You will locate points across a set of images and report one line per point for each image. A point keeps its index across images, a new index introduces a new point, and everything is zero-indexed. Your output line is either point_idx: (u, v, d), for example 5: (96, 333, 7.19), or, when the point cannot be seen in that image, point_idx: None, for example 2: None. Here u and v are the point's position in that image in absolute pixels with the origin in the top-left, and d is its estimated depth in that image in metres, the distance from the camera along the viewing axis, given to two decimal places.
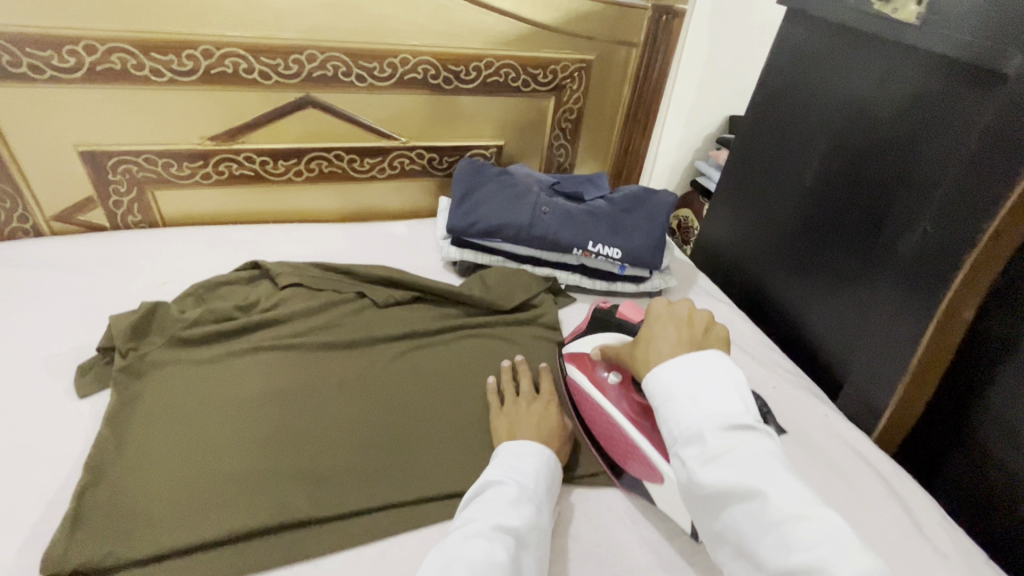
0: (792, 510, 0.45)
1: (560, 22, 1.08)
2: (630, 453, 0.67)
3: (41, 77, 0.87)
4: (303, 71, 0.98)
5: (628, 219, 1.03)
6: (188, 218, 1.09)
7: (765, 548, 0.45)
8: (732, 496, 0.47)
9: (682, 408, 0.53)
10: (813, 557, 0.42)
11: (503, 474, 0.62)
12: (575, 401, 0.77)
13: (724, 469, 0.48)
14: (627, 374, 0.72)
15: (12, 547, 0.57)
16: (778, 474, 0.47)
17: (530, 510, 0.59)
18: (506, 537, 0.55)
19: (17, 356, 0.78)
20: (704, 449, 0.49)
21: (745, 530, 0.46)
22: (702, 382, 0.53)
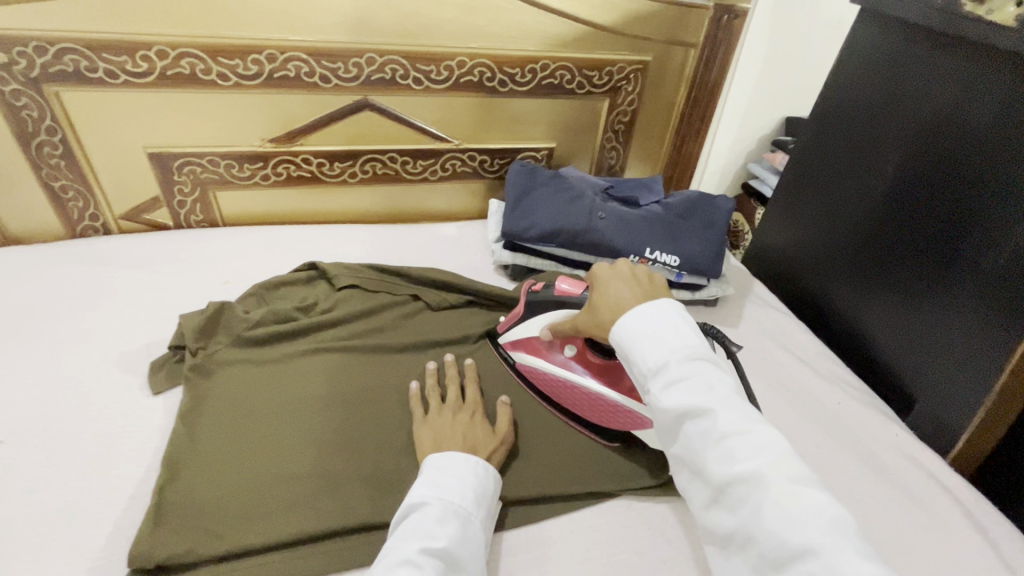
0: (739, 427, 0.48)
1: (619, 23, 1.05)
2: (612, 411, 0.76)
3: (116, 81, 0.90)
4: (362, 74, 0.98)
5: (687, 227, 1.00)
6: (247, 217, 1.11)
7: (716, 461, 0.48)
8: (687, 416, 0.51)
9: (648, 343, 0.55)
10: (754, 467, 0.46)
11: (426, 493, 0.59)
12: (537, 383, 0.82)
13: (681, 394, 0.51)
14: (580, 343, 0.79)
15: (100, 537, 0.60)
16: (725, 394, 0.50)
17: (458, 527, 0.57)
18: (432, 561, 0.53)
19: (94, 351, 0.81)
20: (666, 378, 0.53)
21: (696, 447, 0.50)
22: (664, 319, 0.56)
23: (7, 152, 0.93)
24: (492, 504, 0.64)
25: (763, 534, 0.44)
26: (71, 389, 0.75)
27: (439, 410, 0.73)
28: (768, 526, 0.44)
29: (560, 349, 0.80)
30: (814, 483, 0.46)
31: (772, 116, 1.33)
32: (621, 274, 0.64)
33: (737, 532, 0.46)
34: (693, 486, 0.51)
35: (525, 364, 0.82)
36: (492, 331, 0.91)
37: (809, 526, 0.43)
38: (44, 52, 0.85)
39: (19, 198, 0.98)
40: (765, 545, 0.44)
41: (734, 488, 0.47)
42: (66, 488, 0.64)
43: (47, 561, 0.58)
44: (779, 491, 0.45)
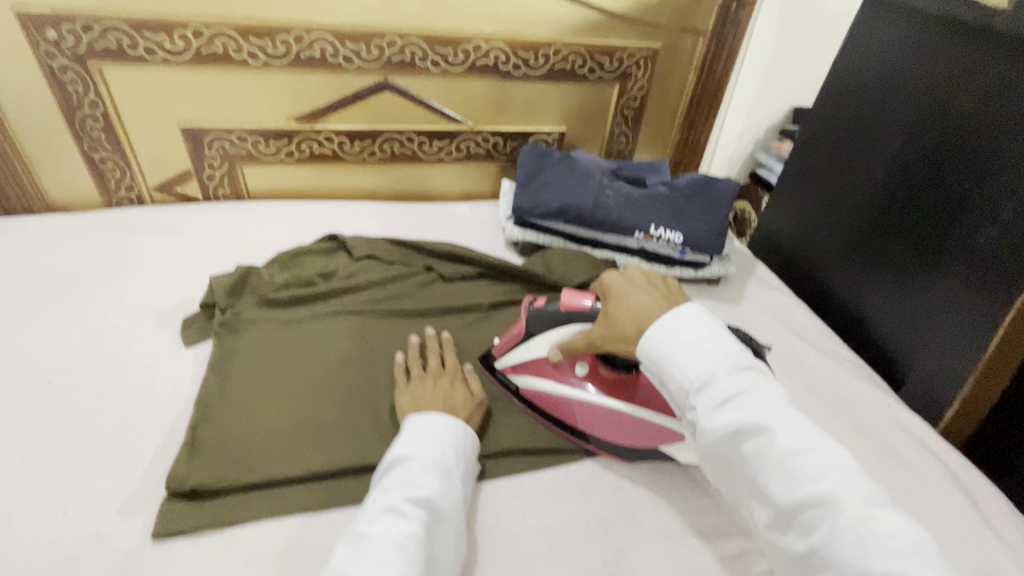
0: (795, 445, 0.53)
1: (630, 10, 1.09)
2: (637, 427, 0.73)
3: (155, 58, 0.96)
4: (383, 56, 1.04)
5: (691, 206, 1.04)
6: (272, 192, 1.17)
7: (776, 480, 0.53)
8: (745, 438, 0.55)
9: (690, 358, 0.59)
10: (820, 489, 0.51)
11: (408, 449, 0.63)
12: (552, 410, 0.77)
13: (735, 413, 0.56)
14: (591, 359, 0.75)
15: (140, 467, 0.66)
16: (780, 415, 0.55)
17: (440, 479, 0.61)
18: (417, 509, 0.57)
19: (130, 307, 0.87)
20: (717, 396, 0.57)
21: (760, 472, 0.54)
22: (703, 334, 0.60)
23: (53, 123, 0.99)
24: (471, 458, 0.68)
25: (837, 556, 0.49)
26: (111, 340, 0.81)
27: (421, 376, 0.76)
28: (840, 547, 0.49)
29: (571, 370, 0.76)
30: (876, 501, 0.51)
31: (780, 105, 1.36)
32: (638, 285, 0.67)
33: (808, 553, 0.51)
34: (754, 506, 0.56)
35: (535, 389, 0.77)
36: (485, 356, 0.82)
37: (883, 546, 0.47)
38: (90, 29, 0.91)
39: (62, 168, 1.05)
40: (840, 566, 0.49)
41: (803, 510, 0.51)
42: (107, 424, 0.70)
43: (93, 483, 0.63)
44: (849, 513, 0.49)
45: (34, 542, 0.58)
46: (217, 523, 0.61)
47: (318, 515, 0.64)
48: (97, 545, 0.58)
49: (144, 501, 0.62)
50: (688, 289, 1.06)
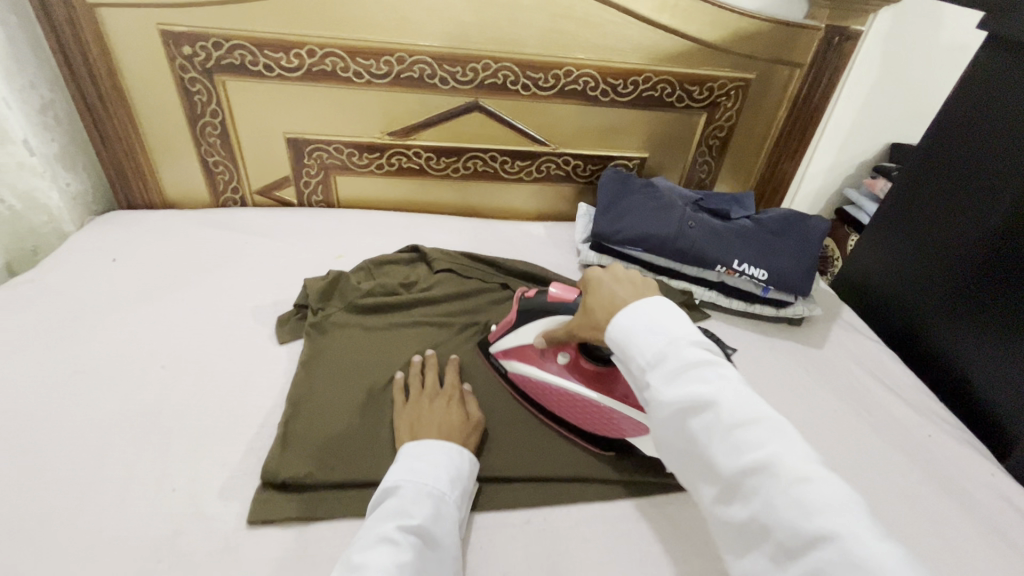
0: (742, 416, 0.49)
1: (726, 41, 1.07)
2: (609, 418, 0.76)
3: (271, 74, 1.04)
4: (477, 79, 1.07)
5: (777, 242, 1.01)
6: (360, 202, 1.24)
7: (723, 453, 0.49)
8: (690, 410, 0.51)
9: (646, 338, 0.57)
10: (762, 455, 0.47)
11: (399, 478, 0.63)
12: (530, 393, 0.82)
13: (682, 386, 0.52)
14: (573, 350, 0.79)
15: (237, 454, 0.71)
16: (728, 384, 0.52)
17: (432, 507, 0.60)
18: (409, 537, 0.56)
19: (232, 302, 0.94)
20: (666, 369, 0.54)
21: (702, 441, 0.50)
22: (661, 314, 0.58)
23: (177, 128, 1.10)
24: (467, 486, 0.67)
25: (777, 523, 0.44)
26: (215, 331, 0.88)
27: (417, 397, 0.77)
28: (783, 514, 0.44)
29: (553, 358, 0.80)
30: (823, 470, 0.46)
31: (875, 141, 1.30)
32: (614, 276, 0.67)
33: (749, 526, 0.46)
34: (701, 483, 0.51)
35: (517, 372, 0.83)
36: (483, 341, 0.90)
37: (829, 513, 0.42)
38: (219, 47, 1.00)
39: (180, 168, 1.15)
40: (782, 534, 0.44)
41: (744, 478, 0.47)
42: (211, 409, 0.76)
43: (197, 464, 0.69)
44: (788, 478, 0.45)
45: (144, 514, 0.63)
46: (305, 518, 0.65)
47: None
48: (200, 524, 0.63)
49: (240, 487, 0.67)
50: (766, 327, 1.03)
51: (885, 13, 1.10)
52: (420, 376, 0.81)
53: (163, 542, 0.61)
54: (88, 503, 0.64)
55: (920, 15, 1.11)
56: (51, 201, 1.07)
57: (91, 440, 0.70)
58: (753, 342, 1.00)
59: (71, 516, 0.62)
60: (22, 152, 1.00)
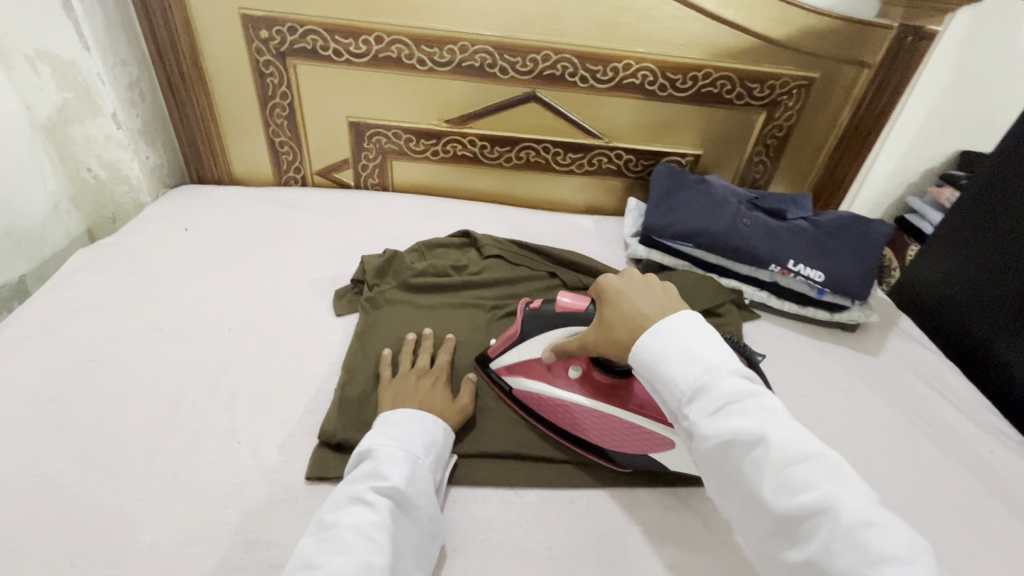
0: (793, 454, 0.49)
1: (792, 38, 1.05)
2: (626, 433, 0.72)
3: (340, 59, 1.08)
4: (536, 69, 1.09)
5: (835, 244, 0.98)
6: (413, 187, 1.28)
7: (773, 491, 0.49)
8: (738, 447, 0.51)
9: (685, 364, 0.56)
10: (818, 496, 0.47)
11: (374, 441, 0.62)
12: (541, 412, 0.78)
13: (728, 422, 0.52)
14: (584, 362, 0.75)
15: (297, 414, 0.74)
16: (773, 419, 0.51)
17: (407, 470, 0.60)
18: (383, 499, 0.56)
19: (293, 273, 0.99)
20: (711, 402, 0.53)
21: (751, 479, 0.50)
22: (697, 339, 0.57)
23: (249, 108, 1.16)
24: (442, 446, 0.67)
25: (834, 564, 0.45)
26: (277, 299, 0.93)
27: (406, 373, 0.78)
28: (842, 559, 0.44)
29: (563, 372, 0.76)
30: (880, 509, 0.46)
31: (943, 147, 1.25)
32: (631, 288, 0.66)
33: (804, 565, 0.47)
34: (749, 515, 0.52)
35: (529, 390, 0.78)
36: (482, 355, 0.85)
37: (891, 558, 0.43)
38: (294, 32, 1.05)
39: (248, 146, 1.21)
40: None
41: (800, 517, 0.48)
42: (273, 371, 0.80)
43: (260, 420, 0.73)
44: (845, 521, 0.45)
45: (214, 461, 0.68)
46: None
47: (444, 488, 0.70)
48: (262, 476, 0.67)
49: (300, 445, 0.71)
50: (818, 331, 1.01)
51: (965, 13, 1.05)
52: (411, 355, 0.82)
53: (229, 489, 0.65)
54: (163, 448, 0.68)
55: (1001, 17, 1.06)
56: (132, 172, 1.14)
57: (166, 390, 0.75)
58: (804, 346, 0.98)
59: (148, 457, 0.67)
60: (110, 124, 1.07)
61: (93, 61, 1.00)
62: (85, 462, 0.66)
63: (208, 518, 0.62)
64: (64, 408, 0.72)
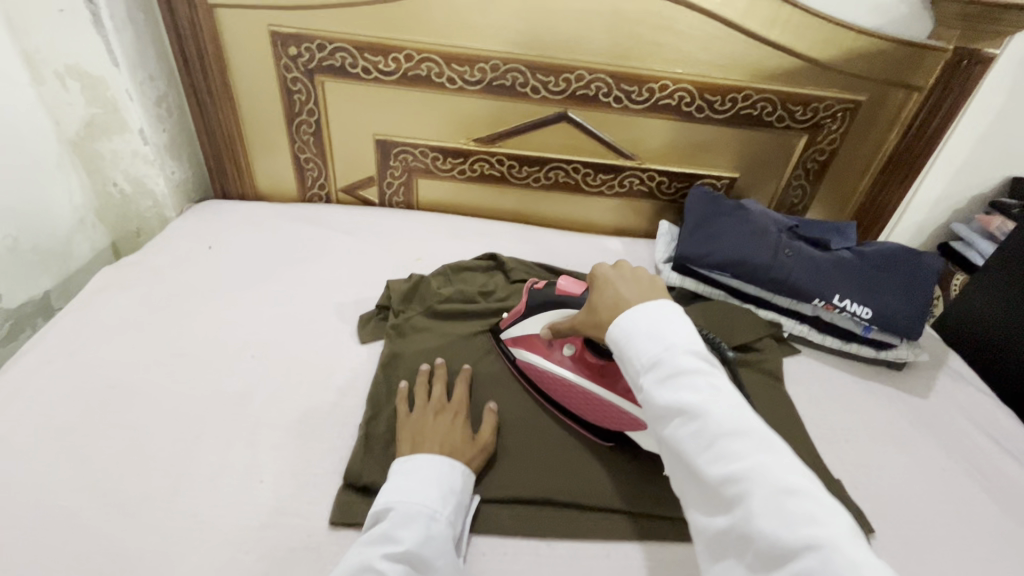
0: (729, 426, 0.49)
1: (837, 60, 1.01)
2: (606, 409, 0.76)
3: (369, 77, 1.06)
4: (569, 89, 1.05)
5: (883, 279, 0.94)
6: (438, 205, 1.25)
7: (706, 458, 0.48)
8: (678, 415, 0.50)
9: (645, 338, 0.56)
10: (747, 465, 0.46)
11: (389, 500, 0.61)
12: (534, 381, 0.83)
13: (673, 390, 0.51)
14: (578, 343, 0.78)
15: (321, 451, 0.72)
16: (718, 394, 0.51)
17: (422, 530, 0.58)
18: (395, 565, 0.54)
19: (316, 296, 0.96)
20: (662, 373, 0.53)
21: (687, 446, 0.50)
22: (660, 317, 0.57)
23: (275, 124, 1.14)
24: (462, 498, 0.65)
25: (755, 530, 0.44)
26: (302, 324, 0.91)
27: (424, 408, 0.74)
28: (764, 524, 0.44)
29: (560, 348, 0.80)
30: (806, 482, 0.46)
31: (995, 174, 1.18)
32: (620, 275, 0.66)
33: (729, 530, 0.46)
34: (687, 485, 0.51)
35: (525, 361, 0.83)
36: (495, 328, 0.91)
37: (809, 524, 0.42)
38: (323, 49, 1.03)
39: (273, 162, 1.20)
40: (760, 543, 0.44)
41: (725, 484, 0.47)
42: (298, 403, 0.77)
43: (285, 457, 0.70)
44: (766, 488, 0.45)
45: (237, 502, 0.65)
46: None
47: (474, 537, 0.67)
48: (286, 519, 0.64)
49: (325, 486, 0.68)
50: (863, 369, 0.96)
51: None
52: (426, 386, 0.79)
53: (252, 534, 0.62)
54: (185, 486, 0.66)
55: None
56: (158, 187, 1.12)
57: (189, 422, 0.73)
58: (848, 385, 0.93)
59: (171, 496, 0.65)
60: (137, 140, 1.06)
61: (121, 77, 0.98)
62: (107, 500, 0.64)
63: (229, 566, 0.60)
64: (87, 440, 0.70)
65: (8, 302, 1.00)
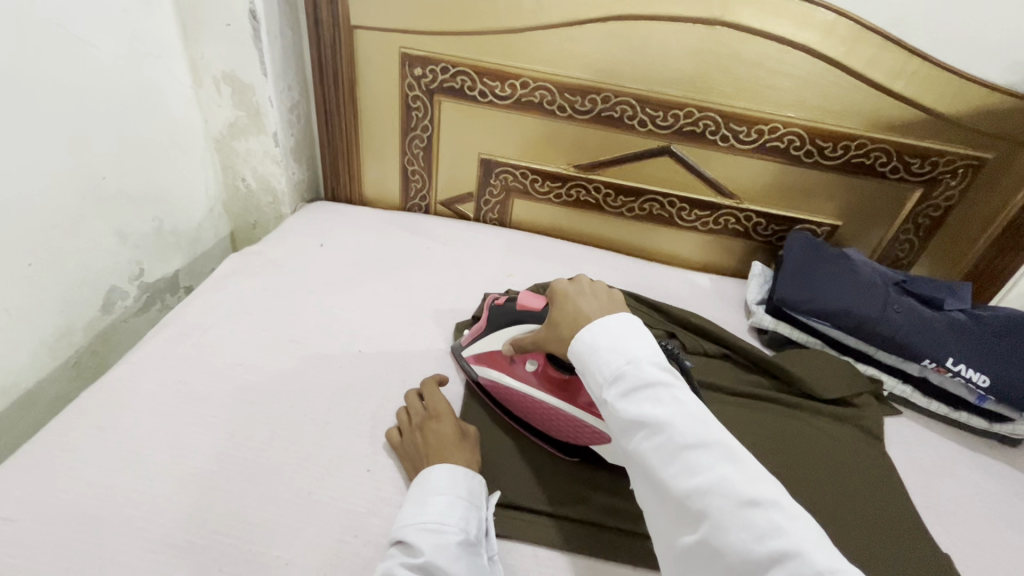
0: (692, 441, 0.50)
1: (963, 114, 0.98)
2: (570, 424, 0.76)
3: (483, 100, 1.12)
4: (676, 125, 1.07)
5: (1005, 348, 0.88)
6: (531, 225, 1.29)
7: (670, 472, 0.51)
8: (644, 430, 0.53)
9: (607, 353, 0.58)
10: (711, 477, 0.48)
11: (401, 519, 0.62)
12: (498, 397, 0.83)
13: (640, 408, 0.53)
14: (541, 358, 0.77)
15: None
16: (681, 406, 0.53)
17: (433, 541, 0.58)
18: (414, 574, 0.56)
19: (415, 301, 1.02)
20: (629, 390, 0.55)
21: (653, 461, 0.52)
22: (626, 335, 0.59)
23: (390, 137, 1.22)
24: (474, 505, 0.65)
25: (725, 541, 0.46)
26: (402, 326, 0.96)
27: (410, 428, 0.74)
28: (730, 534, 0.46)
29: (522, 364, 0.79)
30: (769, 488, 0.48)
31: None
32: (581, 290, 0.67)
33: (696, 544, 0.48)
34: (654, 503, 0.53)
35: (490, 378, 0.83)
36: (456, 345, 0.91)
37: (774, 532, 0.45)
38: (446, 72, 1.10)
39: (382, 171, 1.28)
40: (729, 555, 0.46)
41: (692, 499, 0.49)
42: (399, 401, 0.82)
43: (388, 449, 0.75)
44: (730, 496, 0.47)
45: (345, 486, 0.70)
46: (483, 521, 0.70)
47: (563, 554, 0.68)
48: (390, 510, 0.68)
49: None
50: (966, 438, 0.92)
51: None
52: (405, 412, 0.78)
53: (358, 519, 0.66)
54: (301, 465, 0.71)
55: None
56: (279, 185, 1.22)
57: (303, 407, 0.79)
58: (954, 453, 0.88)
59: (289, 474, 0.70)
60: (270, 142, 1.16)
61: (267, 85, 1.08)
62: (233, 468, 0.70)
63: (339, 547, 0.64)
64: (219, 410, 0.77)
65: (148, 277, 1.09)
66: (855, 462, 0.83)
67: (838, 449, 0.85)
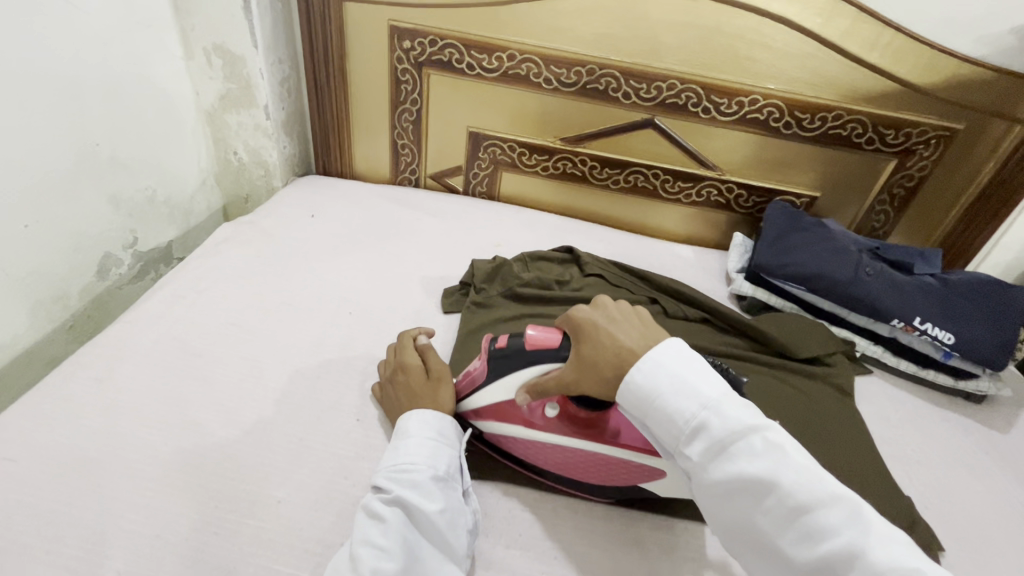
0: (800, 500, 0.48)
1: (935, 85, 1.01)
2: (612, 467, 0.68)
3: (471, 73, 1.14)
4: (659, 97, 1.10)
5: (970, 307, 0.92)
6: (519, 198, 1.32)
7: (783, 536, 0.48)
8: (745, 490, 0.50)
9: (680, 401, 0.54)
10: (834, 541, 0.46)
11: (382, 462, 0.65)
12: (516, 454, 0.73)
13: (734, 465, 0.50)
14: (561, 399, 0.69)
15: None
16: (778, 457, 0.50)
17: (406, 481, 0.61)
18: (389, 510, 0.59)
19: (405, 269, 1.04)
20: (714, 445, 0.52)
21: (761, 522, 0.49)
22: (693, 373, 0.55)
23: (380, 111, 1.24)
24: (449, 445, 0.67)
25: None
26: (391, 291, 0.98)
27: (386, 383, 0.76)
28: None
29: (541, 409, 0.70)
30: (896, 544, 0.45)
31: None
32: (606, 317, 0.61)
33: None
34: (761, 563, 0.50)
35: (502, 433, 0.72)
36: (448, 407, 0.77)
37: None
38: (434, 44, 1.12)
39: (372, 146, 1.30)
40: None
41: (817, 565, 0.46)
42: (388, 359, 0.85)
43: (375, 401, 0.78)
44: (861, 562, 0.44)
45: (335, 434, 0.73)
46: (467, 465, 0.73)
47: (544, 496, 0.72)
48: (378, 455, 0.71)
49: None
50: (933, 395, 0.95)
51: None
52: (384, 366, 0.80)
53: (348, 462, 0.70)
54: (293, 415, 0.74)
55: None
56: (271, 158, 1.23)
57: (295, 363, 0.81)
58: (921, 409, 0.92)
59: (281, 423, 0.73)
60: (261, 115, 1.17)
61: (258, 57, 1.10)
62: (227, 417, 0.73)
63: (329, 487, 0.67)
64: (213, 365, 0.79)
65: (142, 246, 1.11)
66: (825, 416, 0.87)
67: (809, 404, 0.88)
